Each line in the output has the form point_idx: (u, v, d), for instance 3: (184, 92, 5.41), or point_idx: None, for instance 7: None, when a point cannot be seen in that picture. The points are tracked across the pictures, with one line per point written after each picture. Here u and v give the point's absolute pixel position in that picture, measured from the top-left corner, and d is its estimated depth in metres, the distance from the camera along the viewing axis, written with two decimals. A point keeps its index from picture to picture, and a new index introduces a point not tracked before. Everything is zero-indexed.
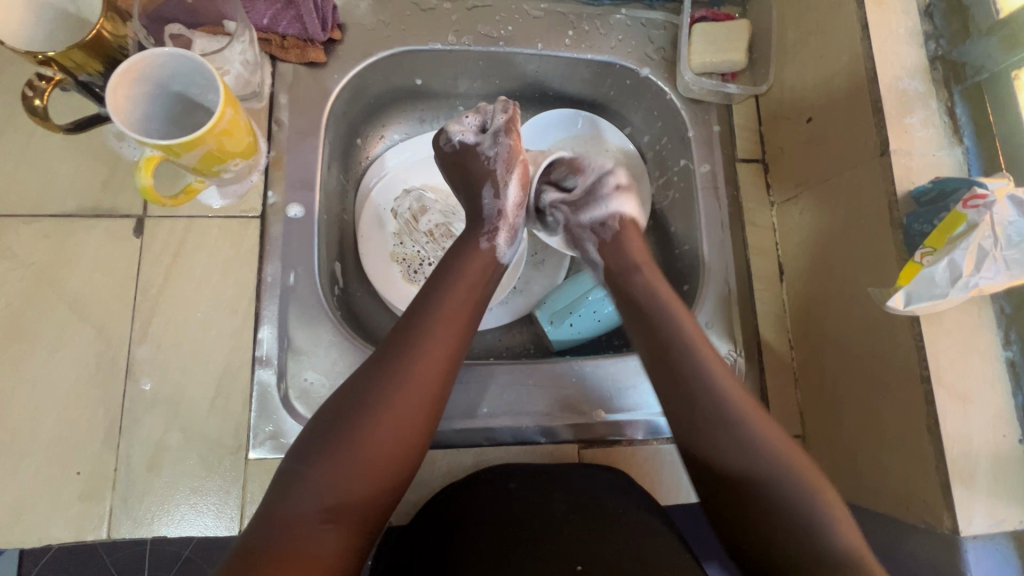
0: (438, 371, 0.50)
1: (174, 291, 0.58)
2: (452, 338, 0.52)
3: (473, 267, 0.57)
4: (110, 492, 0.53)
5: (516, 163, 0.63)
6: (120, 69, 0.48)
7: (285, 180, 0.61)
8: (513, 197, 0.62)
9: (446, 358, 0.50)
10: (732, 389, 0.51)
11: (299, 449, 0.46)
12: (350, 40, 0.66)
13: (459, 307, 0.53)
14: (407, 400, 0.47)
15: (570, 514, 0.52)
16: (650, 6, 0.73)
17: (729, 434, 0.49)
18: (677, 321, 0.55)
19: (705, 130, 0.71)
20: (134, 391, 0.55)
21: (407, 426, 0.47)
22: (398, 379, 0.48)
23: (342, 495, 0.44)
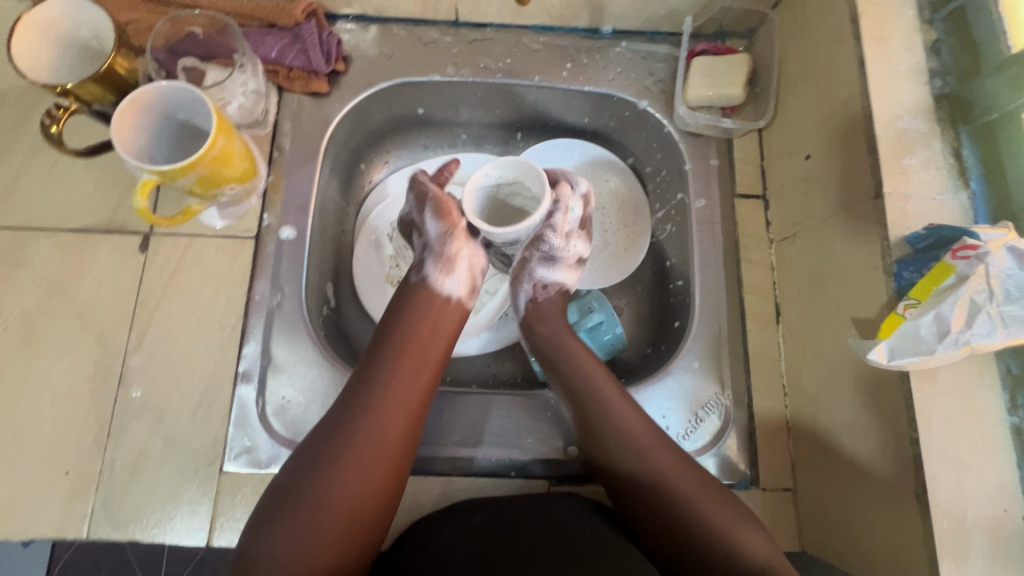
0: (399, 429, 0.52)
1: (169, 305, 0.61)
2: (402, 386, 0.54)
3: (424, 316, 0.59)
4: (93, 494, 0.56)
5: (432, 200, 0.64)
6: (126, 100, 0.52)
7: (281, 204, 0.65)
8: (435, 231, 0.63)
9: (396, 409, 0.52)
10: (627, 423, 0.56)
11: (264, 513, 0.49)
12: (353, 72, 0.69)
13: (408, 359, 0.55)
14: (362, 453, 0.50)
15: (535, 542, 0.53)
16: (652, 40, 0.73)
17: (640, 463, 0.54)
18: (566, 354, 0.61)
19: (702, 164, 0.70)
20: (125, 398, 0.58)
21: (368, 478, 0.50)
22: (354, 434, 0.50)
23: (311, 553, 0.47)
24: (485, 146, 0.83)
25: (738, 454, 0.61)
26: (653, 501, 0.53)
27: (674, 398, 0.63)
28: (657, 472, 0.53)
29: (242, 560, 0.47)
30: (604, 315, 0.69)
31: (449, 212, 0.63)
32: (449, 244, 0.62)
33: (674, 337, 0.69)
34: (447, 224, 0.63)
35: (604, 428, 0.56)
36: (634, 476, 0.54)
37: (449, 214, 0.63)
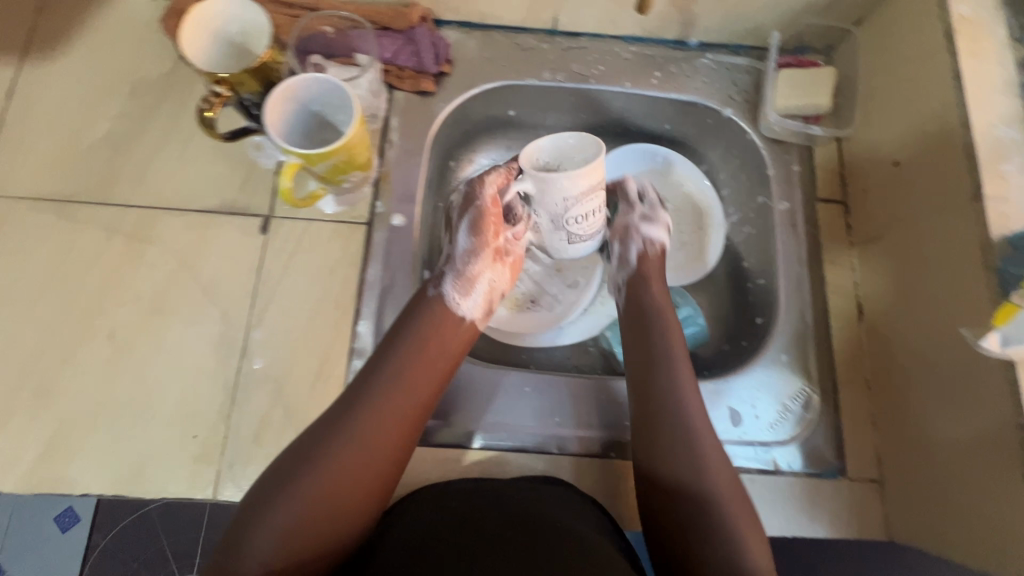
0: (392, 438, 0.53)
1: (289, 283, 0.65)
2: (412, 400, 0.55)
3: (433, 334, 0.59)
4: (219, 457, 0.59)
5: (476, 209, 0.64)
6: (278, 89, 0.57)
7: (392, 193, 0.69)
8: (464, 245, 0.64)
9: (401, 420, 0.54)
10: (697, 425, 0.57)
11: (249, 501, 0.49)
12: (457, 73, 0.74)
13: (417, 373, 0.56)
14: (358, 458, 0.51)
15: (498, 523, 0.51)
16: (735, 52, 0.77)
17: (690, 470, 0.54)
18: (671, 357, 0.61)
19: (785, 169, 0.73)
20: (248, 368, 0.62)
21: (358, 483, 0.51)
22: (354, 439, 0.51)
23: (288, 552, 0.47)
24: None
25: (825, 443, 0.64)
26: (697, 507, 0.53)
27: (762, 389, 0.65)
28: (700, 477, 0.54)
29: (228, 546, 0.48)
30: (687, 311, 0.74)
31: (485, 231, 0.64)
32: (473, 264, 0.64)
33: (756, 333, 0.72)
34: (477, 242, 0.64)
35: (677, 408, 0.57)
36: (684, 471, 0.54)
37: (484, 233, 0.64)
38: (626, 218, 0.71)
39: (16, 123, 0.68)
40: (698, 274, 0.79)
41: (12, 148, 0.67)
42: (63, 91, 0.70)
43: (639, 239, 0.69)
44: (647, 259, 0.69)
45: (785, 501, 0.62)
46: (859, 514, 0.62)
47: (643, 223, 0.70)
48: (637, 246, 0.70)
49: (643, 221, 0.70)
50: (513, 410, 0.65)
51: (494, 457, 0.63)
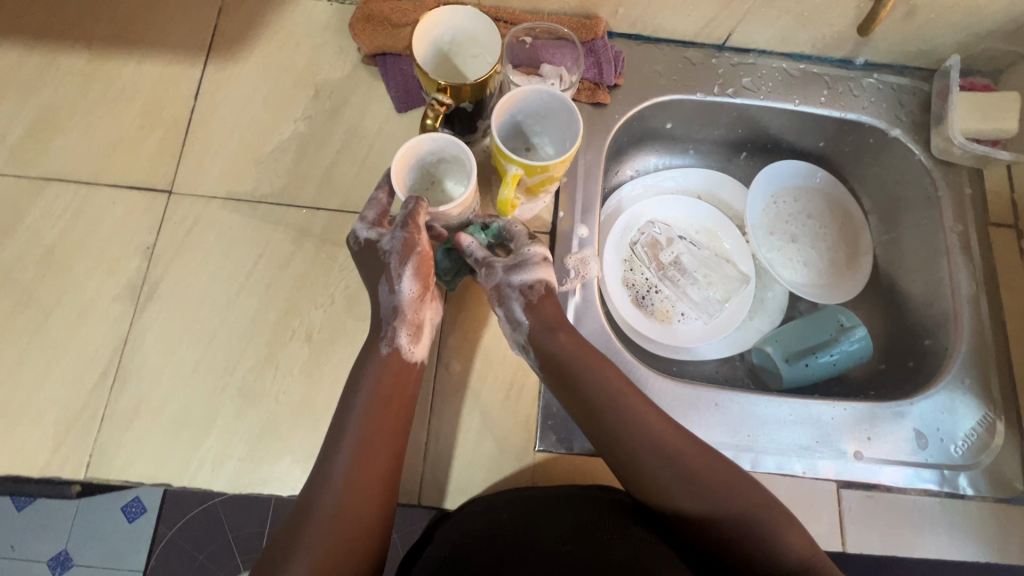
0: (368, 504, 0.50)
1: (478, 290, 0.65)
2: (372, 445, 0.52)
3: (382, 373, 0.54)
4: (422, 462, 0.59)
5: (417, 254, 0.56)
6: (500, 103, 0.58)
7: (573, 204, 0.69)
8: (409, 290, 0.56)
9: (366, 470, 0.51)
10: (668, 442, 0.53)
11: None
12: (630, 85, 0.74)
13: (372, 415, 0.52)
14: (337, 513, 0.49)
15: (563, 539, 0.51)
16: (899, 73, 0.78)
17: (682, 483, 0.52)
18: (596, 375, 0.55)
19: (956, 192, 0.73)
20: (443, 374, 0.62)
21: (351, 530, 0.49)
22: (328, 500, 0.49)
23: None
24: (708, 162, 0.87)
25: (1012, 470, 0.64)
26: (716, 517, 0.51)
27: (944, 413, 0.65)
28: (699, 487, 0.51)
29: None
30: (855, 329, 0.73)
31: (426, 276, 0.56)
32: (420, 310, 0.56)
33: (926, 355, 0.72)
34: (421, 288, 0.56)
35: (627, 427, 0.54)
36: (676, 488, 0.52)
37: (426, 278, 0.56)
38: (494, 281, 0.59)
39: (201, 123, 0.69)
40: (851, 295, 0.80)
41: (199, 147, 0.68)
42: (244, 91, 0.70)
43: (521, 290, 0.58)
44: (537, 308, 0.58)
45: (976, 526, 0.62)
46: None
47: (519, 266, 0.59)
48: (519, 300, 0.58)
49: (512, 273, 0.58)
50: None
51: None
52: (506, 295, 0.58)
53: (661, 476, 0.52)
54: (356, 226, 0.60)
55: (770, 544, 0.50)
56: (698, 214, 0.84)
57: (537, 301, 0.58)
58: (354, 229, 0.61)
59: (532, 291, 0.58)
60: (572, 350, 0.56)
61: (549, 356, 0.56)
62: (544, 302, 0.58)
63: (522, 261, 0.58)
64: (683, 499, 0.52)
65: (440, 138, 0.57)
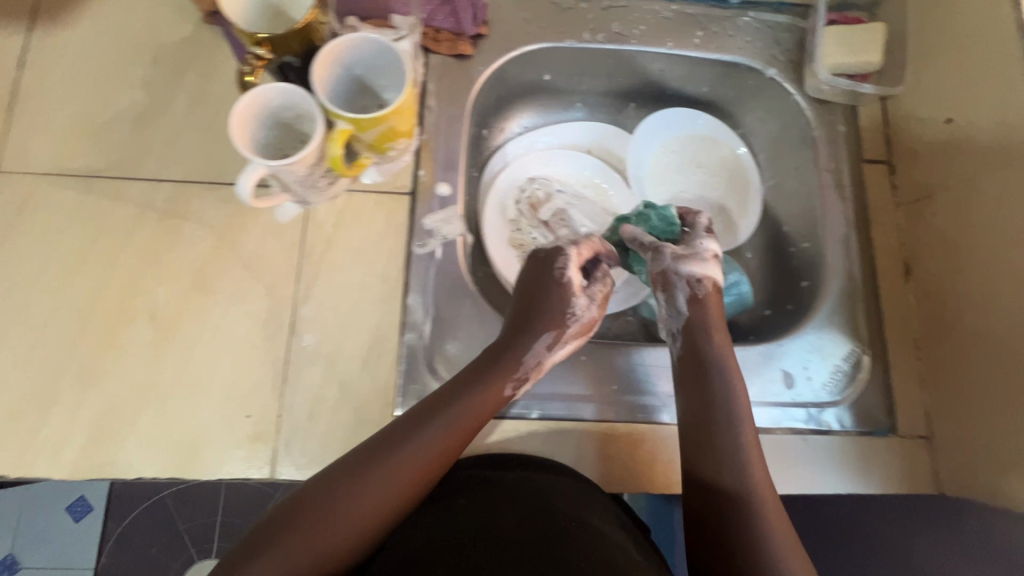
0: (403, 489, 0.49)
1: (334, 256, 0.63)
2: (456, 432, 0.52)
3: (507, 367, 0.56)
4: (275, 437, 0.58)
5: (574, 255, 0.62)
6: (322, 52, 0.54)
7: (434, 162, 0.66)
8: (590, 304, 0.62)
9: (441, 454, 0.51)
10: (750, 448, 0.55)
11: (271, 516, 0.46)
12: (495, 34, 0.71)
13: (479, 404, 0.54)
14: (390, 482, 0.48)
15: (515, 527, 0.50)
16: (777, 10, 0.75)
17: (733, 481, 0.53)
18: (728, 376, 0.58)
19: (830, 131, 0.72)
20: (297, 346, 0.60)
21: (386, 503, 0.48)
22: (388, 463, 0.49)
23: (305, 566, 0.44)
24: (598, 115, 0.85)
25: (875, 404, 0.65)
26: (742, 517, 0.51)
27: (813, 352, 0.66)
28: (743, 489, 0.53)
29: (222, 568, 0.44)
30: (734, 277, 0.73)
31: None
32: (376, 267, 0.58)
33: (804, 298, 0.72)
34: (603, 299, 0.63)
35: (734, 420, 0.56)
36: (731, 480, 0.53)
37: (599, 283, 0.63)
38: (661, 265, 0.63)
39: (28, 95, 0.64)
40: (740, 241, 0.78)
41: (27, 121, 0.63)
42: (75, 59, 0.65)
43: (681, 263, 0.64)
44: (701, 302, 0.61)
45: (842, 460, 0.62)
46: (912, 469, 0.63)
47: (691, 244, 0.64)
48: (684, 290, 0.61)
49: (681, 261, 0.62)
50: (571, 381, 0.63)
51: (551, 427, 0.61)
52: (669, 282, 0.62)
53: (723, 472, 0.54)
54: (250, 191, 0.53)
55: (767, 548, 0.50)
56: (585, 169, 0.82)
57: (693, 292, 0.61)
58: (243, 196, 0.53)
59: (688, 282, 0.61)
60: (725, 353, 0.59)
61: (696, 342, 0.60)
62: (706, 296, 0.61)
63: (687, 254, 0.62)
64: (730, 499, 0.53)
65: (282, 87, 0.54)
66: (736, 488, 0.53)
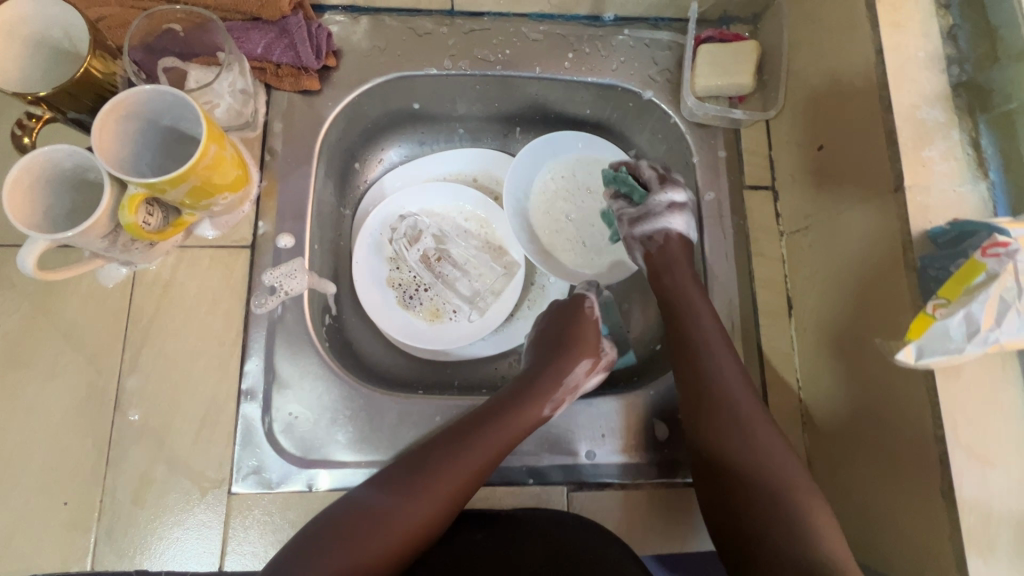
0: (434, 505, 0.51)
1: (165, 321, 0.58)
2: (497, 444, 0.55)
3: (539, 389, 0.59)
4: (95, 524, 0.53)
5: (586, 321, 0.65)
6: (106, 107, 0.48)
7: (276, 211, 0.62)
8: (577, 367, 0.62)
9: (476, 469, 0.53)
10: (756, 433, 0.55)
11: (299, 544, 0.48)
12: (346, 67, 0.66)
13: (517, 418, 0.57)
14: (423, 501, 0.50)
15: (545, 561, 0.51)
16: (655, 26, 0.71)
17: (745, 459, 0.54)
18: (713, 355, 0.58)
19: (710, 156, 0.68)
20: (122, 422, 0.56)
21: (419, 518, 0.50)
22: (425, 481, 0.51)
23: None
24: (482, 140, 0.80)
25: None
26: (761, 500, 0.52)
27: None
28: (758, 466, 0.53)
29: None
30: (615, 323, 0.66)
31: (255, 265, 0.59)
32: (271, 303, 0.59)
33: None
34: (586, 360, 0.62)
35: (721, 399, 0.56)
36: (738, 455, 0.54)
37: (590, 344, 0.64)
38: (624, 231, 0.68)
39: None
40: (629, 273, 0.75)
41: None
42: None
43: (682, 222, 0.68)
44: (654, 258, 0.65)
45: None
46: None
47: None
48: (641, 250, 0.66)
49: (636, 226, 0.66)
50: None
51: None
52: (630, 242, 0.68)
53: (728, 449, 0.54)
54: (27, 255, 0.48)
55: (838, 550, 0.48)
56: (464, 202, 0.77)
57: (658, 247, 0.65)
58: (21, 260, 0.48)
59: (655, 240, 0.65)
60: (698, 312, 0.61)
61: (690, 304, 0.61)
62: (670, 245, 0.64)
63: (648, 215, 0.65)
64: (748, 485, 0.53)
65: (62, 148, 0.48)
66: (751, 468, 0.53)
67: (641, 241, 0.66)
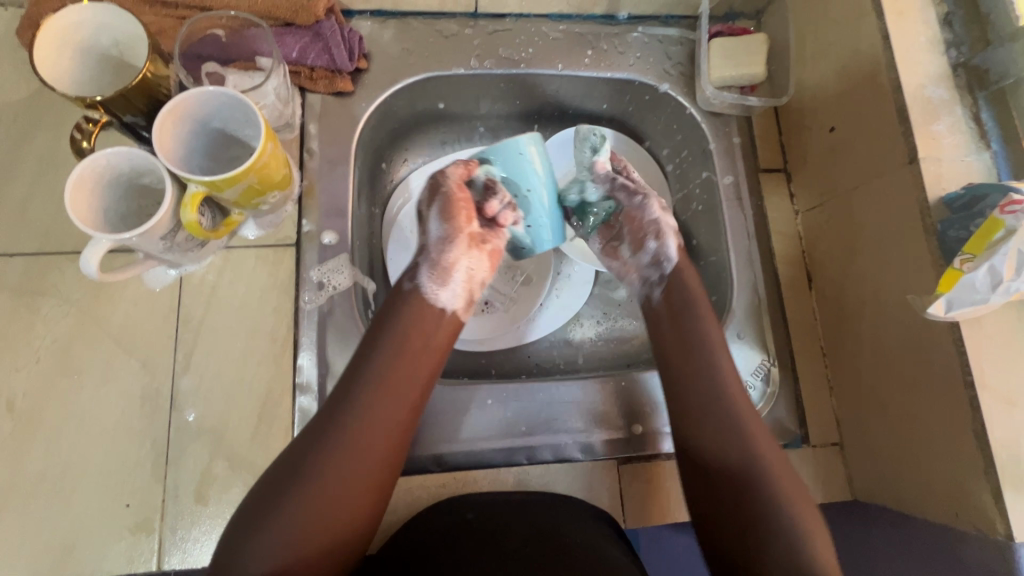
0: (384, 438, 0.50)
1: (215, 321, 0.59)
2: (401, 376, 0.53)
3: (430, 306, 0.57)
4: (160, 524, 0.53)
5: (443, 194, 0.58)
6: (164, 109, 0.49)
7: (318, 209, 0.63)
8: (438, 232, 0.58)
9: (407, 399, 0.52)
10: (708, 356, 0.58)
11: (263, 492, 0.47)
12: (376, 68, 0.68)
13: (409, 350, 0.54)
14: (362, 437, 0.49)
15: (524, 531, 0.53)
16: (666, 23, 0.75)
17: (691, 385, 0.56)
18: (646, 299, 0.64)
19: (726, 142, 0.72)
20: (179, 422, 0.56)
21: (370, 451, 0.49)
22: (359, 416, 0.50)
23: (316, 521, 0.46)
24: (503, 138, 0.82)
25: (788, 416, 0.64)
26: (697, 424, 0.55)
27: None
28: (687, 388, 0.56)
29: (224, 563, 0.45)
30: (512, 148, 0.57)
31: (459, 218, 0.58)
32: (447, 251, 0.58)
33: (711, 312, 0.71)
34: (452, 228, 0.58)
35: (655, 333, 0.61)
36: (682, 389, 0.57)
37: (458, 218, 0.58)
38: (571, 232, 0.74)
39: None
40: None
41: None
42: None
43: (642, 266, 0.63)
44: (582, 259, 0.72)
45: None
46: (825, 478, 0.62)
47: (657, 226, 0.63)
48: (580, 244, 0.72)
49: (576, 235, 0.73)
50: (478, 426, 0.61)
51: (458, 478, 0.59)
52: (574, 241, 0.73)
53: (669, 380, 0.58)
54: (88, 255, 0.48)
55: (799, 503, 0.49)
56: None
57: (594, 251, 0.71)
58: (83, 261, 0.48)
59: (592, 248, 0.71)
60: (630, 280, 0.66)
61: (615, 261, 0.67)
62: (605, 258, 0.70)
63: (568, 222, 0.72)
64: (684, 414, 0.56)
65: (124, 151, 0.49)
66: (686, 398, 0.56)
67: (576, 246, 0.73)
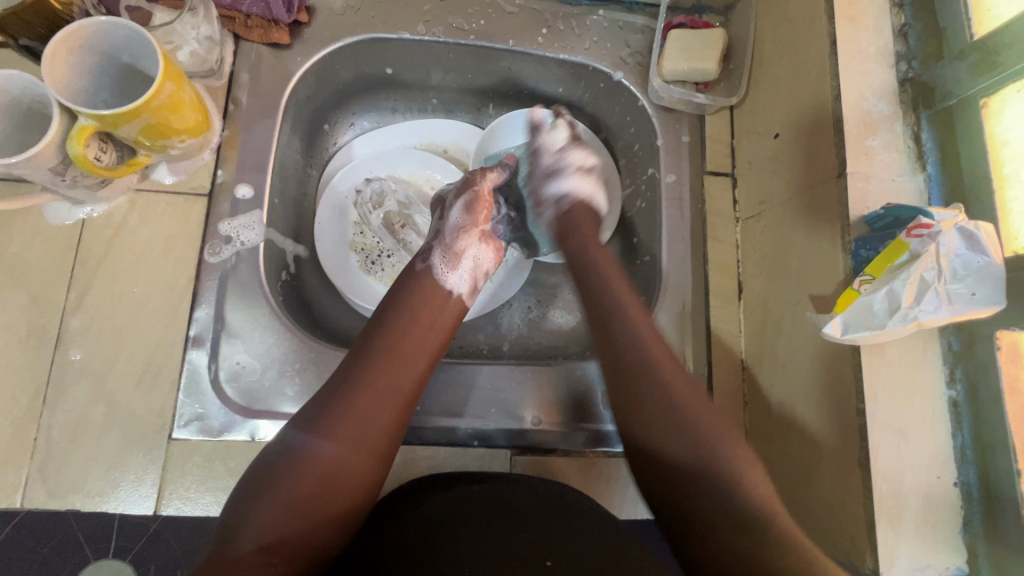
0: (393, 405, 0.50)
1: (114, 263, 0.57)
2: (407, 348, 0.53)
3: (438, 292, 0.58)
4: (28, 462, 0.52)
5: (472, 192, 0.64)
6: (59, 35, 0.47)
7: (237, 161, 0.61)
8: (456, 220, 0.63)
9: (414, 370, 0.53)
10: (649, 347, 0.53)
11: (269, 455, 0.47)
12: (318, 24, 0.66)
13: (415, 325, 0.55)
14: (371, 403, 0.49)
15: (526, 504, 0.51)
16: (629, 10, 0.72)
17: (652, 399, 0.50)
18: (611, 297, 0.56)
19: (675, 139, 0.69)
20: (63, 362, 0.55)
21: (379, 415, 0.49)
22: (365, 384, 0.50)
23: (325, 487, 0.45)
24: (456, 111, 0.79)
25: None
26: (680, 456, 0.47)
27: None
28: (657, 390, 0.50)
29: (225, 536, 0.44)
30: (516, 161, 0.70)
31: (478, 212, 0.64)
32: (461, 239, 0.62)
33: None
34: (470, 220, 0.63)
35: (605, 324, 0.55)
36: (649, 411, 0.50)
37: (477, 214, 0.63)
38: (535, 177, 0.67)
39: None
40: None
41: None
42: None
43: (550, 199, 0.66)
44: (563, 215, 0.65)
45: None
46: None
47: (574, 170, 0.66)
48: (551, 204, 0.66)
49: (549, 179, 0.66)
50: None
51: None
52: (541, 194, 0.67)
53: (633, 379, 0.51)
54: None
55: (789, 530, 0.44)
56: (433, 170, 0.77)
57: (568, 201, 0.66)
58: None
59: (576, 194, 0.66)
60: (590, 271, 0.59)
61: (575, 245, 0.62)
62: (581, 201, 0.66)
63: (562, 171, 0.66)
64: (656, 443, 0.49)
65: (10, 75, 0.48)
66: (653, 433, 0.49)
67: (551, 167, 0.66)
